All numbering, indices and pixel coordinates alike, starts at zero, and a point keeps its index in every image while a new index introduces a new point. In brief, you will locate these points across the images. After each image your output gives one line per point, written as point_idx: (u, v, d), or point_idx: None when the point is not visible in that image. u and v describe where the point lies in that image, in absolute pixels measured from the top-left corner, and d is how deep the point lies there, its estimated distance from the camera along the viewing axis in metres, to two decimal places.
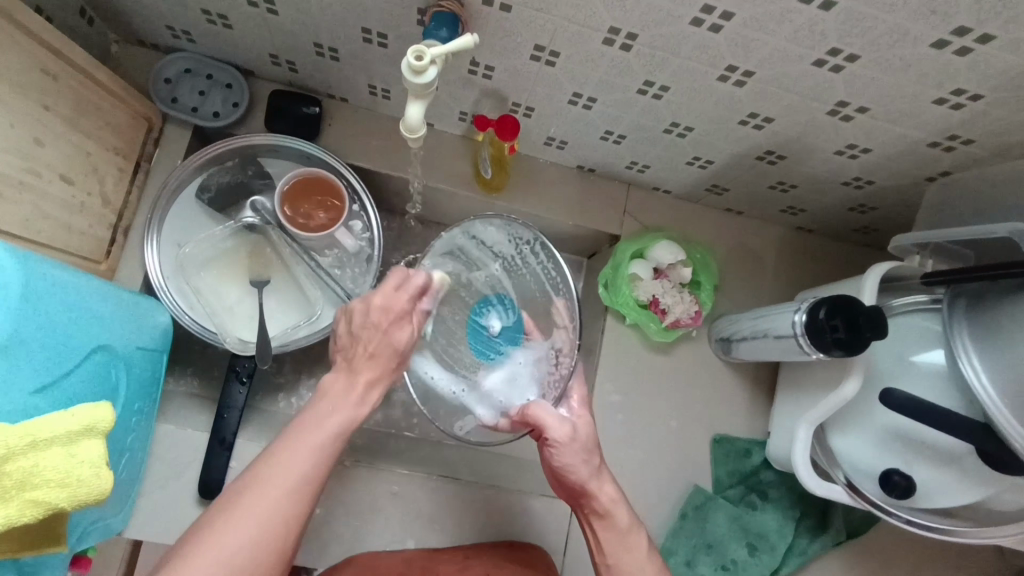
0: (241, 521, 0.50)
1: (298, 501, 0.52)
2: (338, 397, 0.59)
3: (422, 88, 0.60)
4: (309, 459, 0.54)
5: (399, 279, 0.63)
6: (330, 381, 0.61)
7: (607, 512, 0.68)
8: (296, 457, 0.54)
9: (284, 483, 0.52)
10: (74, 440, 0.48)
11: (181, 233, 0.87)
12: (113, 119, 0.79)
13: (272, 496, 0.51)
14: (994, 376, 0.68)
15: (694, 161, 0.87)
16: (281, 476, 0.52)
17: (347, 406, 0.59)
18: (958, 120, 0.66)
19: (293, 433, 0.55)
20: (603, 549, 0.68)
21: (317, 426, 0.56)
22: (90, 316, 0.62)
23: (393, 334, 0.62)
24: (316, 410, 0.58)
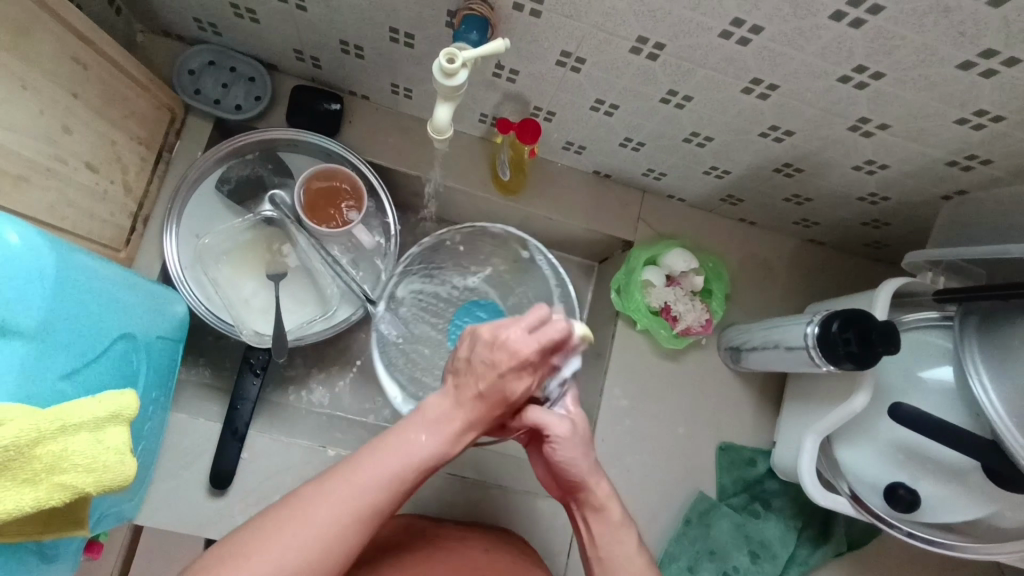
0: (303, 526, 0.54)
1: (359, 520, 0.56)
2: (430, 424, 0.61)
3: (452, 90, 0.61)
4: (377, 485, 0.57)
5: (529, 317, 0.61)
6: (433, 403, 0.63)
7: (602, 507, 0.69)
8: (371, 472, 0.57)
9: (354, 505, 0.56)
10: (101, 427, 0.49)
11: (199, 224, 0.88)
12: (138, 108, 0.79)
13: (342, 502, 0.55)
14: (1003, 393, 0.69)
15: (711, 171, 0.88)
16: (352, 488, 0.56)
17: (437, 437, 0.61)
18: (978, 140, 0.67)
19: (373, 454, 0.59)
20: (595, 543, 0.69)
21: (394, 454, 0.59)
22: (115, 305, 0.63)
23: (508, 384, 0.62)
24: (406, 429, 0.61)
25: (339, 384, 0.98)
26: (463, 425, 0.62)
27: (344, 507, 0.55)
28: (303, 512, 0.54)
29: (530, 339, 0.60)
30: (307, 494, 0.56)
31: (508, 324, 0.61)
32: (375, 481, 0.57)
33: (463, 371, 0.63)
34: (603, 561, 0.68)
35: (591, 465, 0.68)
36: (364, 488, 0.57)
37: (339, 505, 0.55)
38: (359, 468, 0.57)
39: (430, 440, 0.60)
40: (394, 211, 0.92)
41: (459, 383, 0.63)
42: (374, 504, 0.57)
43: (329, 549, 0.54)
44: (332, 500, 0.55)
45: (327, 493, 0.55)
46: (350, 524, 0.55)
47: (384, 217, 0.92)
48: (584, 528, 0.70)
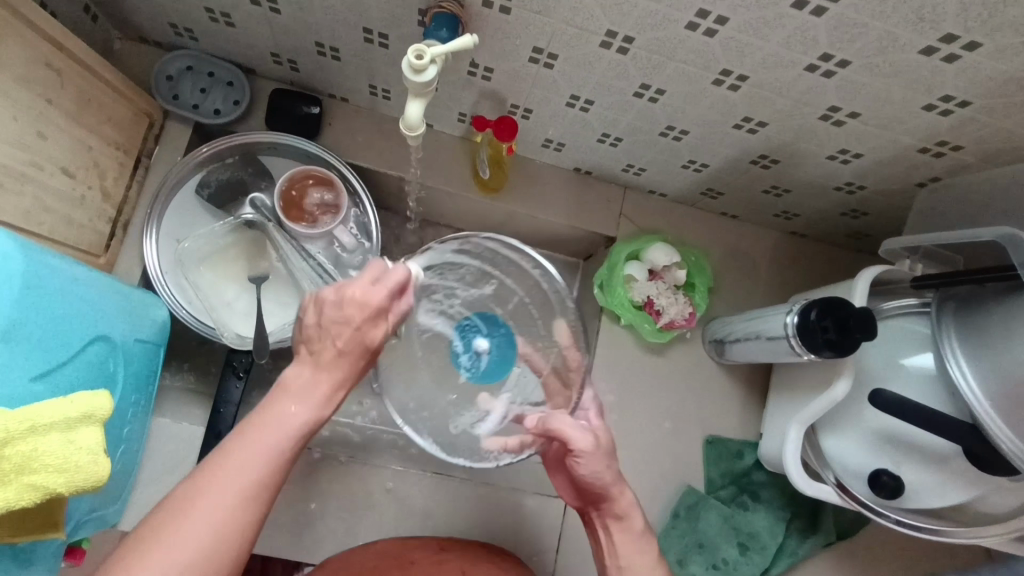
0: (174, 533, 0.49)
1: (255, 494, 0.52)
2: (299, 393, 0.56)
3: (422, 86, 0.61)
4: (258, 462, 0.53)
5: (371, 271, 0.58)
6: (289, 375, 0.58)
7: (624, 516, 0.70)
8: (241, 467, 0.52)
9: (234, 485, 0.51)
10: (72, 427, 0.49)
11: (180, 228, 0.88)
12: (115, 114, 0.79)
13: (212, 506, 0.50)
14: (982, 378, 0.69)
15: (689, 165, 0.88)
16: (218, 491, 0.50)
17: (309, 405, 0.56)
18: (947, 126, 0.67)
19: (244, 436, 0.53)
20: (618, 552, 0.70)
21: (276, 431, 0.54)
22: (90, 307, 0.63)
23: (369, 334, 0.58)
24: (275, 404, 0.56)
25: None
26: (321, 419, 0.57)
27: (249, 482, 0.52)
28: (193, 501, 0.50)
29: (383, 288, 0.57)
30: (180, 491, 0.50)
31: (348, 284, 0.57)
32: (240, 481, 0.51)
33: (340, 329, 0.57)
34: (622, 569, 0.69)
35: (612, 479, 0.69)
36: (281, 435, 0.54)
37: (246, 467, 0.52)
38: (225, 462, 0.52)
39: (299, 414, 0.55)
40: (374, 212, 0.92)
41: (334, 331, 0.57)
42: (277, 455, 0.54)
43: (228, 530, 0.50)
44: (225, 489, 0.51)
45: (218, 467, 0.51)
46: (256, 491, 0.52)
47: (365, 218, 0.92)
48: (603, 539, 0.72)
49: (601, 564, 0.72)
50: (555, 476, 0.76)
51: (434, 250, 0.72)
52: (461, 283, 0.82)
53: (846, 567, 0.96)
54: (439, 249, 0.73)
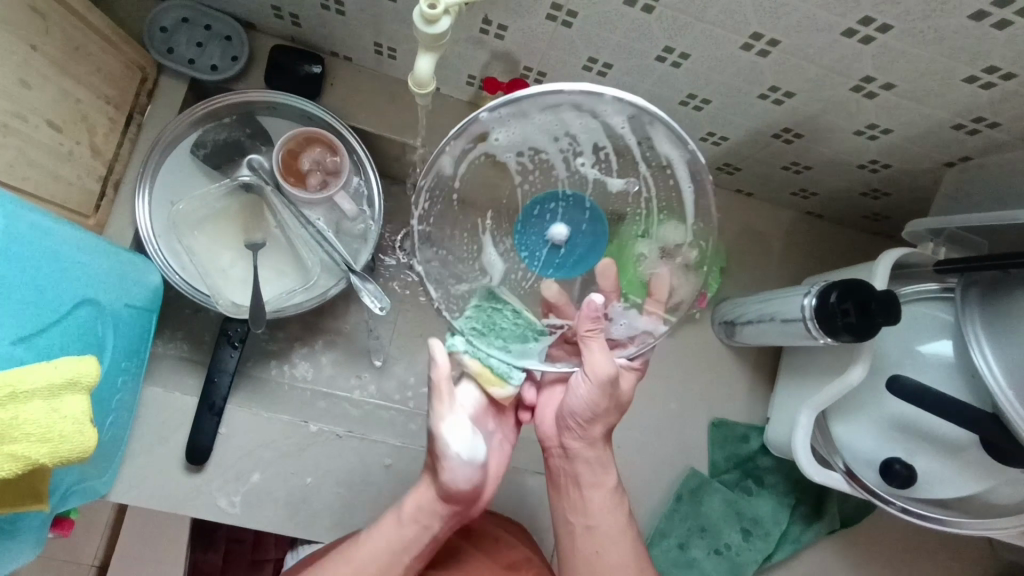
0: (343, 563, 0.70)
1: (388, 560, 0.72)
2: (393, 521, 0.73)
3: (434, 39, 0.57)
4: (373, 568, 0.71)
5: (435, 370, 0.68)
6: (416, 492, 0.74)
7: (599, 477, 0.75)
8: (352, 564, 0.71)
9: (363, 571, 0.70)
10: (56, 394, 0.46)
11: (174, 190, 0.84)
12: (105, 65, 0.75)
13: (362, 565, 0.70)
14: (1006, 367, 0.67)
15: (708, 137, 0.85)
16: (345, 565, 0.70)
17: (401, 527, 0.73)
18: (987, 100, 0.64)
19: (346, 558, 0.71)
20: (586, 510, 0.74)
21: (379, 540, 0.72)
22: (77, 269, 0.60)
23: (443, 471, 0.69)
24: (376, 530, 0.73)
25: (323, 359, 0.95)
26: (430, 502, 0.73)
27: (372, 563, 0.71)
28: (347, 571, 0.70)
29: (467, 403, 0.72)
30: (326, 562, 0.72)
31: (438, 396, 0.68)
32: (370, 565, 0.71)
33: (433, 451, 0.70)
34: (589, 529, 0.74)
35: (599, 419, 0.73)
36: (376, 556, 0.71)
37: (366, 568, 0.70)
38: (345, 562, 0.71)
39: (393, 535, 0.72)
40: (377, 179, 0.88)
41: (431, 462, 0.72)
42: (403, 545, 0.72)
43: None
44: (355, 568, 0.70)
45: (344, 555, 0.72)
46: (377, 572, 0.71)
47: (367, 184, 0.88)
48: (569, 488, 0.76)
49: (563, 517, 0.76)
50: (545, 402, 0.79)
51: (561, 109, 0.60)
52: (575, 146, 0.65)
53: (850, 553, 0.95)
54: (527, 108, 0.60)
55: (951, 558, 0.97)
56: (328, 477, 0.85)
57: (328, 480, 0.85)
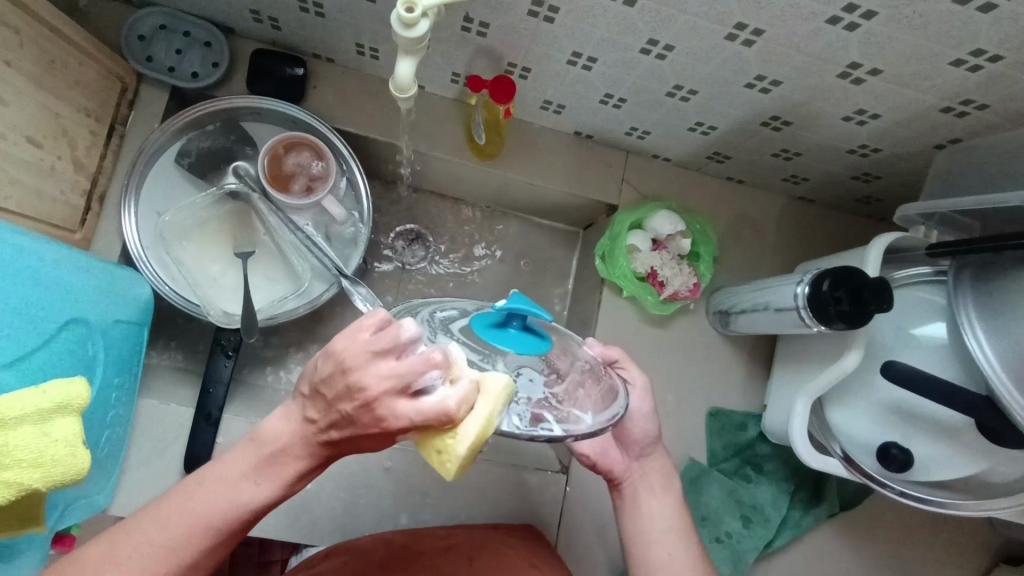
0: (133, 556, 0.50)
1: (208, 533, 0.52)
2: (230, 472, 0.54)
3: (413, 42, 0.56)
4: (180, 530, 0.51)
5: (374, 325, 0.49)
6: (268, 431, 0.55)
7: (668, 478, 0.73)
8: (167, 527, 0.52)
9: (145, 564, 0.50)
10: (47, 418, 0.46)
11: (160, 201, 0.83)
12: (83, 77, 0.74)
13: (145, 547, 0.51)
14: (998, 348, 0.67)
15: (697, 127, 0.84)
16: (142, 550, 0.50)
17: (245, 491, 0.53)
18: (975, 83, 0.63)
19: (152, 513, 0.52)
20: (656, 517, 0.70)
21: (216, 487, 0.53)
22: (62, 290, 0.59)
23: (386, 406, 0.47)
24: (215, 476, 0.54)
25: None
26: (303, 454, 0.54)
27: (195, 523, 0.52)
28: (144, 535, 0.51)
29: (416, 359, 0.48)
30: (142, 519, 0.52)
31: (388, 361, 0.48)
32: (181, 532, 0.51)
33: (342, 420, 0.51)
34: (665, 535, 0.69)
35: (659, 432, 0.73)
36: (221, 509, 0.52)
37: (186, 539, 0.52)
38: (184, 502, 0.52)
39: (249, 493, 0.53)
40: (364, 181, 0.87)
41: (329, 404, 0.51)
42: (206, 521, 0.52)
43: None
44: (163, 526, 0.52)
45: (178, 497, 0.53)
46: (204, 529, 0.52)
47: (354, 187, 0.87)
48: (639, 500, 0.72)
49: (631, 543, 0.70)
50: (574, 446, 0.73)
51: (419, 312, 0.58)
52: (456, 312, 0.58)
53: (850, 536, 0.96)
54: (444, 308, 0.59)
55: (949, 536, 0.98)
56: (328, 481, 0.85)
57: (328, 483, 0.85)
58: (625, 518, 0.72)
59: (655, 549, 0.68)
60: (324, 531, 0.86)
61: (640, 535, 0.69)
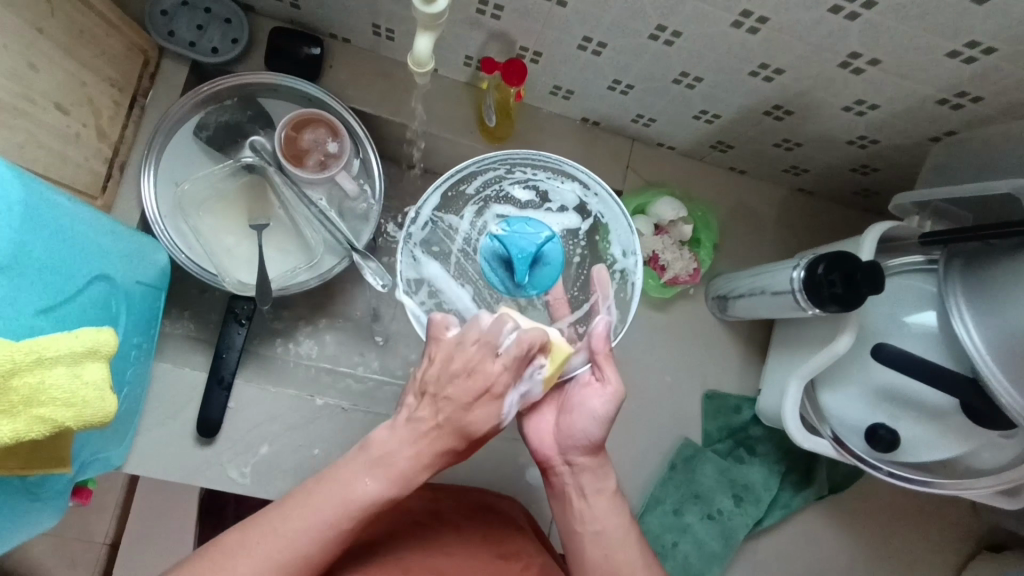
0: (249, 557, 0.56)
1: (310, 553, 0.57)
2: (368, 461, 0.60)
3: (432, 19, 0.59)
4: (308, 539, 0.57)
5: (479, 335, 0.60)
6: (375, 440, 0.62)
7: (601, 475, 0.70)
8: (290, 518, 0.57)
9: (286, 556, 0.56)
10: (78, 362, 0.49)
11: (178, 171, 0.86)
12: (109, 48, 0.76)
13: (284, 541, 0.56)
14: (984, 331, 0.69)
15: (701, 115, 0.87)
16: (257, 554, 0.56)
17: (388, 487, 0.60)
18: (969, 75, 0.66)
19: (280, 514, 0.58)
20: (591, 515, 0.69)
21: (321, 513, 0.58)
22: (89, 246, 0.62)
23: (467, 417, 0.61)
24: (332, 485, 0.59)
25: (328, 337, 0.97)
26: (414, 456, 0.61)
27: (288, 557, 0.56)
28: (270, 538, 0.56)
29: (513, 340, 0.59)
30: (271, 515, 0.58)
31: (490, 351, 0.60)
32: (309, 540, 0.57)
33: (455, 394, 0.60)
34: (598, 535, 0.68)
35: (602, 440, 0.69)
36: (346, 504, 0.58)
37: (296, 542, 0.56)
38: (301, 513, 0.58)
39: (370, 488, 0.59)
40: (377, 159, 0.90)
41: (433, 402, 0.61)
42: (327, 525, 0.57)
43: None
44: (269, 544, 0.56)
45: (275, 522, 0.57)
46: (316, 540, 0.57)
47: (367, 165, 0.90)
48: (572, 498, 0.71)
49: (570, 531, 0.70)
50: (528, 415, 0.73)
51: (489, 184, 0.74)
52: (520, 196, 0.75)
53: (837, 517, 0.98)
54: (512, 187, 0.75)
55: (933, 520, 1.01)
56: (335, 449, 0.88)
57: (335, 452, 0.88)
58: (556, 504, 0.73)
59: (589, 549, 0.68)
60: None
61: (571, 533, 0.70)
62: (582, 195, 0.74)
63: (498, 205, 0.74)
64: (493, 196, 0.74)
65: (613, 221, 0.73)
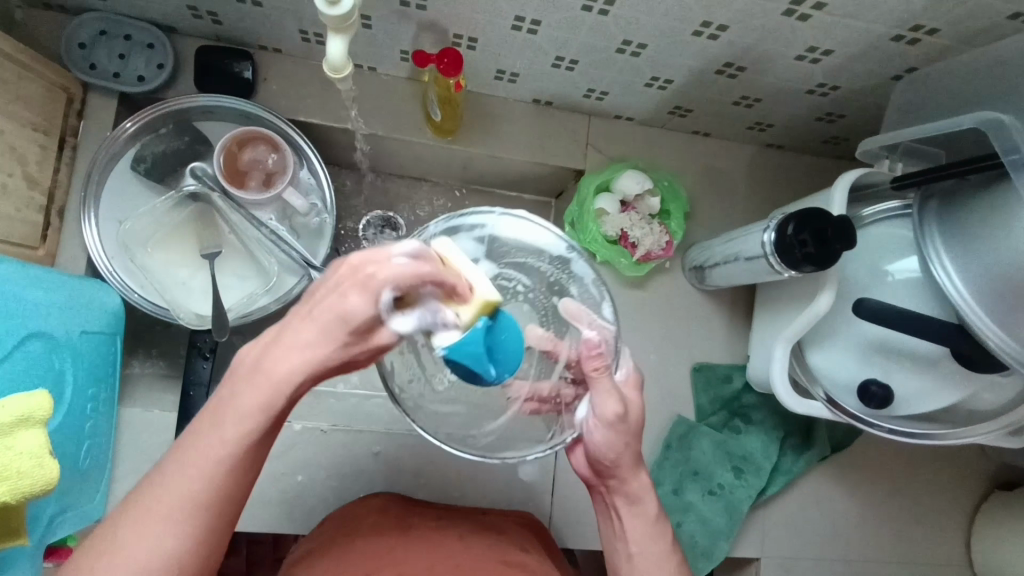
0: (151, 525, 0.46)
1: (204, 514, 0.47)
2: (247, 379, 0.49)
3: (341, 20, 0.56)
4: (203, 475, 0.47)
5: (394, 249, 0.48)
6: (246, 351, 0.51)
7: (636, 498, 0.66)
8: (185, 466, 0.47)
9: (170, 504, 0.46)
10: (8, 432, 0.46)
11: (119, 209, 0.83)
12: (25, 91, 0.73)
13: (169, 502, 0.46)
14: (967, 275, 0.66)
15: (653, 82, 0.83)
16: (168, 492, 0.46)
17: (300, 348, 0.48)
18: (920, 8, 0.62)
19: (180, 457, 0.47)
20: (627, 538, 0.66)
21: (214, 435, 0.48)
22: (20, 305, 0.59)
23: (350, 307, 0.47)
24: (230, 398, 0.49)
25: None
26: (302, 366, 0.48)
27: (193, 490, 0.47)
28: (164, 486, 0.47)
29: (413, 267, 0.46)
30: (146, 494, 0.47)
31: (371, 256, 0.48)
32: (194, 479, 0.47)
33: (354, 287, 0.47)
34: (632, 556, 0.65)
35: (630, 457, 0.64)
36: (244, 417, 0.48)
37: (200, 475, 0.47)
38: (152, 499, 0.47)
39: (245, 402, 0.48)
40: (323, 169, 0.87)
41: (306, 312, 0.49)
42: (228, 461, 0.48)
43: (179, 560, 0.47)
44: (148, 511, 0.46)
45: (149, 500, 0.47)
46: (213, 497, 0.47)
47: (315, 176, 0.87)
48: (614, 516, 0.68)
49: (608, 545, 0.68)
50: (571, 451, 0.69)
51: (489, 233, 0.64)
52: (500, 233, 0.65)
53: (842, 476, 0.96)
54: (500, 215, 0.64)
55: (940, 467, 0.99)
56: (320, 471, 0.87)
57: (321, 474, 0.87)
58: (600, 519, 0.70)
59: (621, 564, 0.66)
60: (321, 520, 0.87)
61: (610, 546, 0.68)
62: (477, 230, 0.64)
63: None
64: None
65: (516, 224, 0.65)
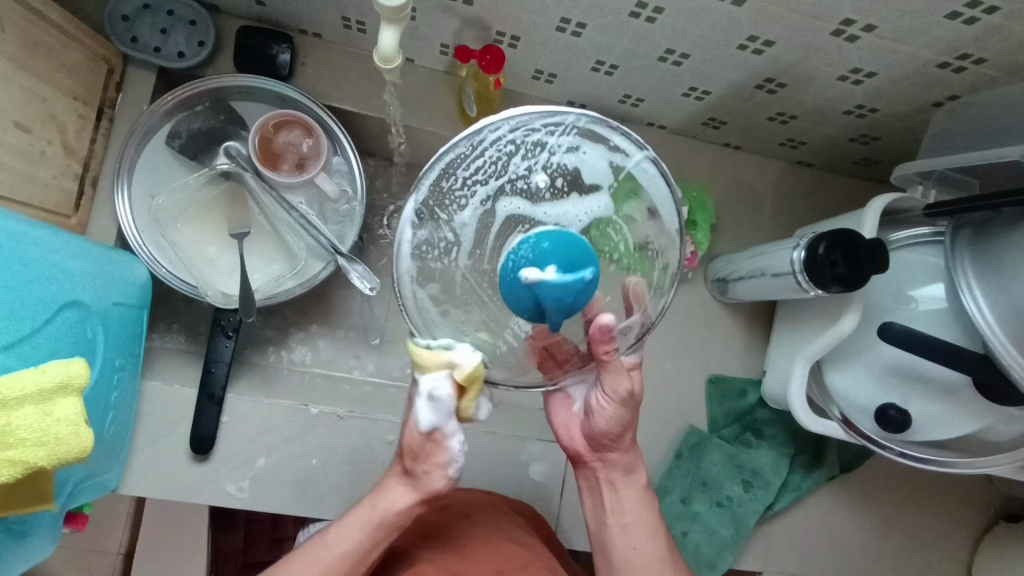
0: (302, 566, 0.61)
1: (339, 573, 0.62)
2: (397, 486, 0.63)
3: (395, 12, 0.57)
4: (340, 547, 0.62)
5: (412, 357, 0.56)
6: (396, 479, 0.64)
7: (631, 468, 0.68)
8: (338, 537, 0.62)
9: (319, 562, 0.61)
10: (48, 398, 0.47)
11: (152, 183, 0.83)
12: (69, 60, 0.73)
13: (317, 559, 0.62)
14: (997, 307, 0.66)
15: (691, 93, 0.83)
16: (312, 557, 0.62)
17: (405, 496, 0.62)
18: (970, 37, 0.62)
19: (336, 523, 0.64)
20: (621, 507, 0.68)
21: (364, 524, 0.62)
22: (56, 272, 0.60)
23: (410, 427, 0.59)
24: (382, 488, 0.64)
25: (320, 343, 0.95)
26: (404, 507, 0.62)
27: (331, 563, 0.61)
28: (323, 546, 0.62)
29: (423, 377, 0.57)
30: (314, 541, 0.63)
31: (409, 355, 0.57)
32: (340, 548, 0.62)
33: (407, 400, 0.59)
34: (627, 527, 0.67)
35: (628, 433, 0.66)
36: (369, 527, 0.62)
37: (342, 546, 0.62)
38: (313, 550, 0.63)
39: (387, 506, 0.62)
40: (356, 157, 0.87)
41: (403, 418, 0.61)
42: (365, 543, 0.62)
43: None
44: (304, 567, 0.61)
45: (310, 549, 0.63)
46: (344, 565, 0.62)
47: (346, 163, 0.87)
48: (602, 490, 0.69)
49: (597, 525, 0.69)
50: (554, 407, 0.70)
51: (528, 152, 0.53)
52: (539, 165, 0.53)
53: (849, 497, 0.97)
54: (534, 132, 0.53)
55: (947, 494, 0.99)
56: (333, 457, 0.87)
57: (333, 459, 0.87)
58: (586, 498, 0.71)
59: (617, 541, 0.67)
60: (331, 504, 0.88)
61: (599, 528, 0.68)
62: (613, 153, 0.54)
63: (510, 195, 0.53)
64: (504, 180, 0.53)
65: (644, 180, 0.55)
